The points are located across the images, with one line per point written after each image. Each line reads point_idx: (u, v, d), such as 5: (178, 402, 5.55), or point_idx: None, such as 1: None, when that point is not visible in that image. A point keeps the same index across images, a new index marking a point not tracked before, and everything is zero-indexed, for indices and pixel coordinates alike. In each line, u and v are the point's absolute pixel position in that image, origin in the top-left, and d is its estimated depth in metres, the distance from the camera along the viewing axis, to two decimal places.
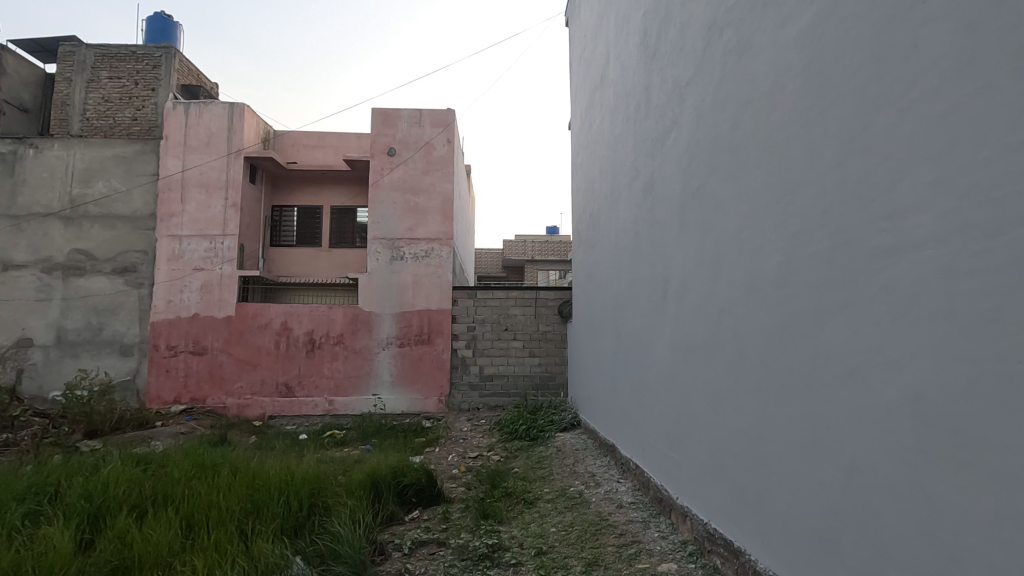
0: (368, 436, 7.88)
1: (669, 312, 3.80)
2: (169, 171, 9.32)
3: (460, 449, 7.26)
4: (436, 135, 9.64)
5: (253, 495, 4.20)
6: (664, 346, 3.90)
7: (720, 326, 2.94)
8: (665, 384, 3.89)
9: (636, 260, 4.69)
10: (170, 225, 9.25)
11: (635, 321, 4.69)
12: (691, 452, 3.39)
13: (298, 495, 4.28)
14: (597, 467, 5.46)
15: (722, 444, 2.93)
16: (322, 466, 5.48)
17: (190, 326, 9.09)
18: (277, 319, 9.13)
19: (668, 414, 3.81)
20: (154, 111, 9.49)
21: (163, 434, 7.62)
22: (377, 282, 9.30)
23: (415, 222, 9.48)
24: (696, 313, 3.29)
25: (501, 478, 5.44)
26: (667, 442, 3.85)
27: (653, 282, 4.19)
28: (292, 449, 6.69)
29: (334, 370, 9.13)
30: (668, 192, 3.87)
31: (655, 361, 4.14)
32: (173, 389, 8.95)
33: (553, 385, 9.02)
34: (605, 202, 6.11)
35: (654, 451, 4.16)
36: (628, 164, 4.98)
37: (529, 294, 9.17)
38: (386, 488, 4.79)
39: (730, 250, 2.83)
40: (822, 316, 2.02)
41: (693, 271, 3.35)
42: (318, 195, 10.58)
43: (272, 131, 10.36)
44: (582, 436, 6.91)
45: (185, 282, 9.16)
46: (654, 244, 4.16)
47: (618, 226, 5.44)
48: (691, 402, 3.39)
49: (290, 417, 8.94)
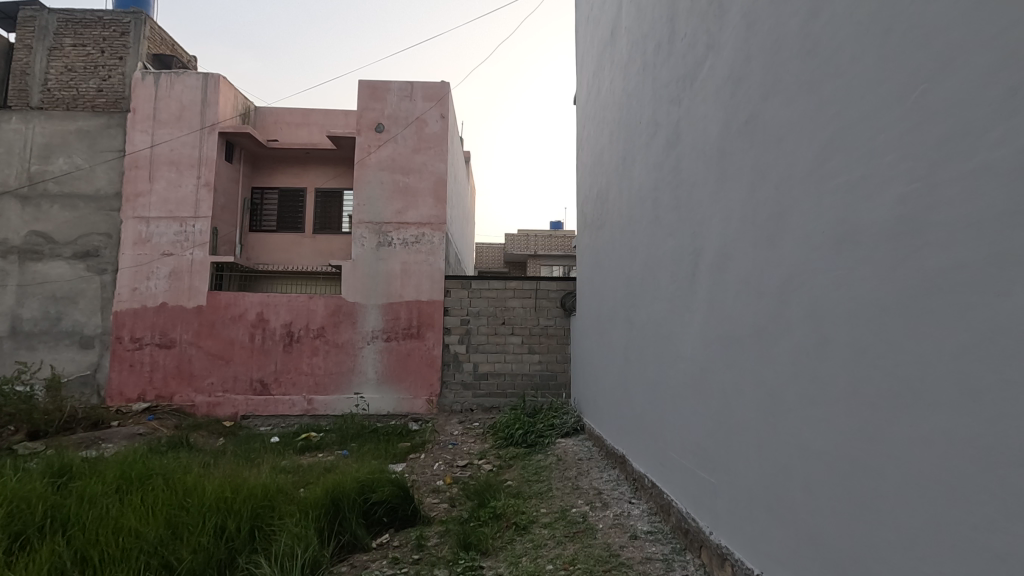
0: (348, 439, 7.08)
1: (701, 293, 2.97)
2: (136, 147, 8.54)
3: (448, 455, 6.45)
4: (428, 111, 8.80)
5: (176, 518, 3.40)
6: (694, 336, 3.07)
7: (784, 304, 2.10)
8: (693, 385, 3.06)
9: (655, 234, 3.86)
10: (136, 206, 8.45)
11: (654, 307, 3.85)
12: (733, 476, 2.56)
13: (240, 519, 3.47)
14: (604, 483, 4.60)
15: (785, 468, 2.10)
16: (278, 477, 4.66)
17: (156, 316, 8.29)
18: (252, 309, 8.34)
19: (698, 423, 2.99)
20: (120, 82, 8.68)
21: (118, 436, 6.84)
22: (362, 270, 8.48)
23: (405, 205, 8.65)
24: (744, 289, 2.44)
25: (490, 494, 4.62)
26: (695, 458, 3.03)
27: (677, 258, 3.36)
28: (255, 456, 5.89)
29: (314, 366, 8.31)
30: (700, 140, 3.04)
31: (679, 357, 3.31)
32: (137, 385, 8.15)
33: (554, 385, 8.19)
34: (615, 174, 5.28)
35: (676, 468, 3.34)
36: (646, 118, 4.14)
37: (529, 285, 8.34)
38: (350, 508, 3.96)
39: (802, 194, 1.99)
40: (1002, 270, 1.19)
41: (739, 234, 2.51)
42: (302, 176, 9.78)
43: (252, 106, 9.56)
44: (586, 444, 6.07)
45: (151, 269, 8.36)
46: (681, 209, 3.32)
47: (631, 197, 4.60)
48: (732, 409, 2.56)
49: (265, 418, 8.14)
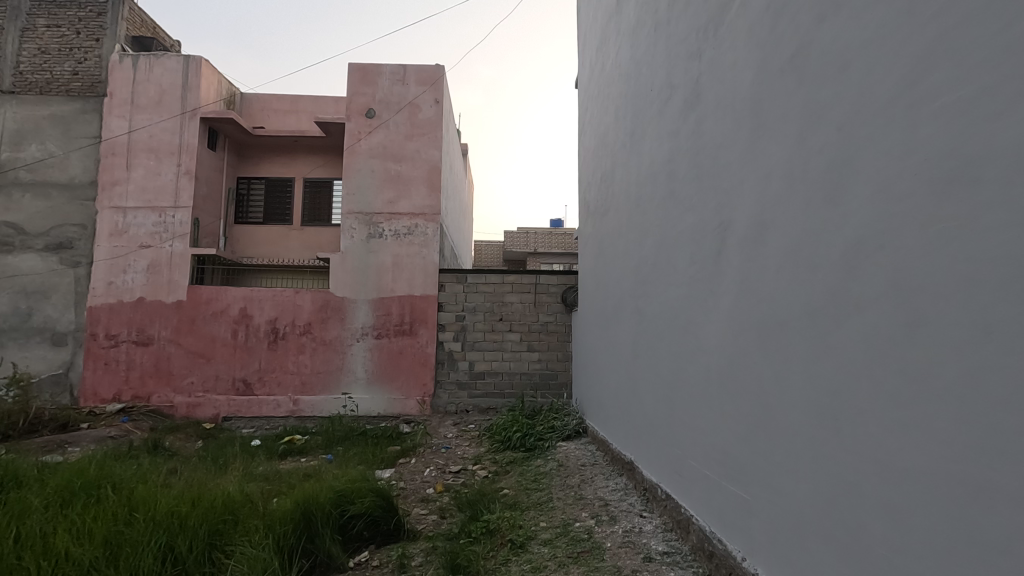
0: (334, 443, 6.61)
1: (729, 274, 2.51)
2: (112, 133, 8.08)
3: (440, 460, 5.99)
4: (421, 96, 8.35)
5: (118, 537, 3.02)
6: (720, 323, 2.61)
7: (852, 276, 1.64)
8: (719, 382, 2.61)
9: (669, 212, 3.41)
10: (113, 195, 7.99)
11: (668, 294, 3.39)
12: (774, 492, 2.10)
13: (196, 534, 3.12)
14: (611, 493, 4.14)
15: (853, 487, 1.64)
16: (247, 486, 4.19)
17: (133, 312, 7.83)
18: (235, 304, 7.88)
19: (725, 426, 2.53)
20: (97, 65, 8.21)
21: (86, 439, 6.38)
22: (351, 263, 8.01)
23: (397, 194, 8.18)
24: (791, 263, 1.98)
25: (484, 506, 4.16)
26: (721, 468, 2.57)
27: (698, 236, 2.90)
28: (229, 462, 5.42)
29: (300, 365, 7.83)
30: (727, 94, 2.58)
31: (700, 350, 2.85)
32: (112, 385, 7.68)
33: (554, 385, 7.73)
34: (621, 151, 4.82)
35: (697, 480, 2.89)
36: (659, 82, 3.68)
37: (528, 278, 7.88)
38: (324, 522, 3.49)
39: (878, 131, 1.53)
40: None
41: (782, 196, 2.05)
42: (290, 165, 9.32)
43: (237, 92, 9.10)
44: (589, 448, 5.61)
45: (128, 262, 7.91)
46: (702, 179, 2.87)
47: (640, 176, 4.15)
48: (773, 411, 2.10)
49: (247, 419, 7.68)
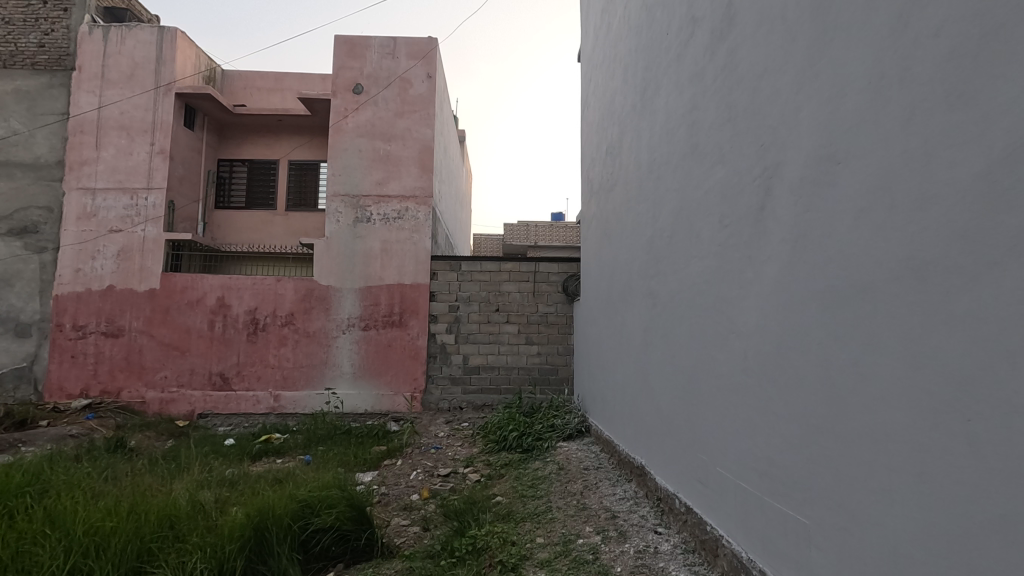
0: (314, 443, 6.08)
1: (778, 233, 1.96)
2: (81, 109, 7.53)
3: (429, 462, 5.44)
4: (413, 70, 7.79)
5: (32, 564, 2.58)
6: (762, 298, 2.06)
7: (1000, 205, 1.10)
8: (760, 369, 2.07)
9: (690, 171, 2.87)
10: (81, 175, 7.45)
11: (691, 268, 2.84)
12: (847, 515, 1.57)
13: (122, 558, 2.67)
14: (618, 502, 3.59)
15: (996, 522, 1.10)
16: (201, 493, 3.65)
17: (102, 301, 7.30)
18: (212, 293, 7.33)
19: (771, 427, 1.99)
20: (64, 37, 7.64)
21: (43, 438, 5.86)
22: (337, 249, 7.47)
23: (386, 176, 7.63)
24: (881, 203, 1.44)
25: (472, 518, 3.62)
26: (764, 482, 2.03)
27: (732, 191, 2.35)
28: (193, 463, 4.88)
29: (282, 358, 7.29)
30: (774, 5, 2.03)
31: (733, 332, 2.31)
32: (79, 379, 7.16)
33: (555, 381, 7.19)
34: (631, 114, 4.27)
35: (728, 492, 2.34)
36: (678, 19, 3.12)
37: (526, 266, 7.34)
38: (281, 540, 2.94)
39: None
40: None
41: (864, 113, 1.50)
42: (274, 147, 8.77)
43: (217, 68, 8.55)
44: (592, 449, 5.07)
45: (97, 247, 7.37)
46: (737, 122, 2.33)
47: (654, 138, 3.60)
48: (851, 409, 1.55)
49: (225, 417, 7.14)
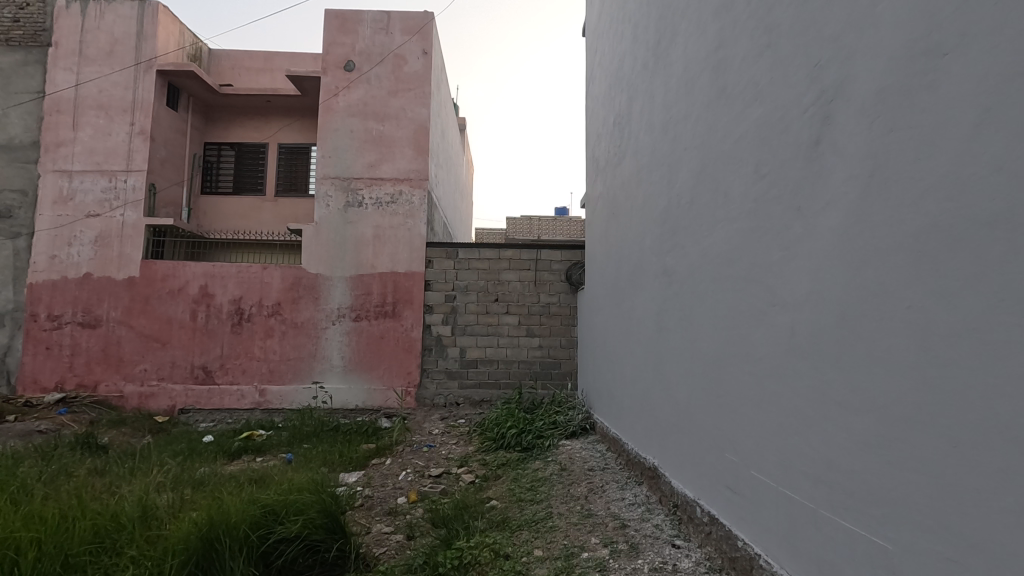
0: (299, 440, 5.66)
1: (841, 170, 1.53)
2: (57, 87, 7.13)
3: (420, 461, 5.01)
4: (407, 46, 7.36)
5: None
6: (815, 258, 1.63)
7: None
8: (814, 349, 1.63)
9: (716, 120, 2.43)
10: (57, 157, 7.06)
11: (718, 234, 2.40)
12: (954, 539, 1.14)
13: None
14: (628, 509, 3.16)
15: None
16: (157, 495, 3.23)
17: (79, 289, 6.90)
18: (194, 282, 6.92)
19: (829, 421, 1.56)
20: (40, 11, 7.22)
21: (8, 434, 5.47)
22: (327, 235, 7.05)
23: (379, 157, 7.20)
24: (1021, 97, 1.00)
25: (461, 526, 3.18)
26: (821, 492, 1.60)
27: (772, 131, 1.91)
28: (161, 462, 4.46)
29: (268, 351, 6.88)
30: None
31: (775, 304, 1.87)
32: (54, 372, 6.77)
33: (557, 375, 6.75)
34: (642, 74, 3.82)
35: (767, 502, 1.91)
36: None
37: (527, 253, 6.91)
38: (236, 553, 2.51)
39: None
40: None
41: None
42: (263, 130, 8.36)
43: (203, 46, 8.13)
44: (598, 448, 4.64)
45: (74, 232, 6.98)
46: (779, 45, 1.89)
47: (670, 94, 3.15)
48: (964, 394, 1.12)
49: (207, 412, 6.74)
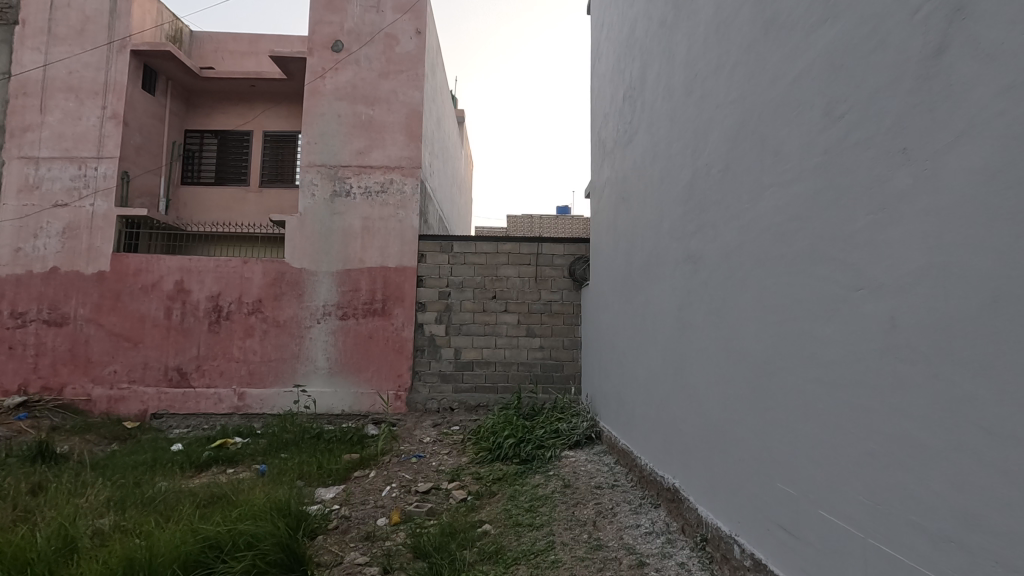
0: (277, 449, 5.16)
1: (987, 83, 1.03)
2: (24, 68, 6.65)
3: (407, 474, 4.51)
4: (399, 25, 6.87)
5: None
6: (937, 218, 1.13)
7: None
8: (935, 349, 1.13)
9: (762, 62, 1.93)
10: (23, 143, 6.59)
11: (765, 204, 1.89)
12: None
13: None
14: (645, 540, 2.66)
15: None
16: (87, 522, 2.73)
17: (45, 285, 6.42)
18: (169, 277, 6.43)
19: (964, 455, 1.06)
20: None
21: None
22: (312, 226, 6.56)
23: (368, 144, 6.71)
24: None
25: (444, 561, 2.66)
26: (946, 556, 1.10)
27: (855, 56, 1.42)
28: (113, 476, 3.96)
29: (248, 351, 6.38)
30: None
31: (860, 289, 1.37)
32: (18, 373, 6.28)
33: (559, 379, 6.25)
34: (659, 32, 3.32)
35: (846, 556, 1.42)
36: None
37: (528, 247, 6.41)
38: None
39: None
40: None
41: None
42: (248, 117, 7.88)
43: (183, 28, 7.65)
44: (606, 461, 4.13)
45: (41, 223, 6.50)
46: None
47: (695, 47, 2.66)
48: None
49: (182, 417, 6.25)
